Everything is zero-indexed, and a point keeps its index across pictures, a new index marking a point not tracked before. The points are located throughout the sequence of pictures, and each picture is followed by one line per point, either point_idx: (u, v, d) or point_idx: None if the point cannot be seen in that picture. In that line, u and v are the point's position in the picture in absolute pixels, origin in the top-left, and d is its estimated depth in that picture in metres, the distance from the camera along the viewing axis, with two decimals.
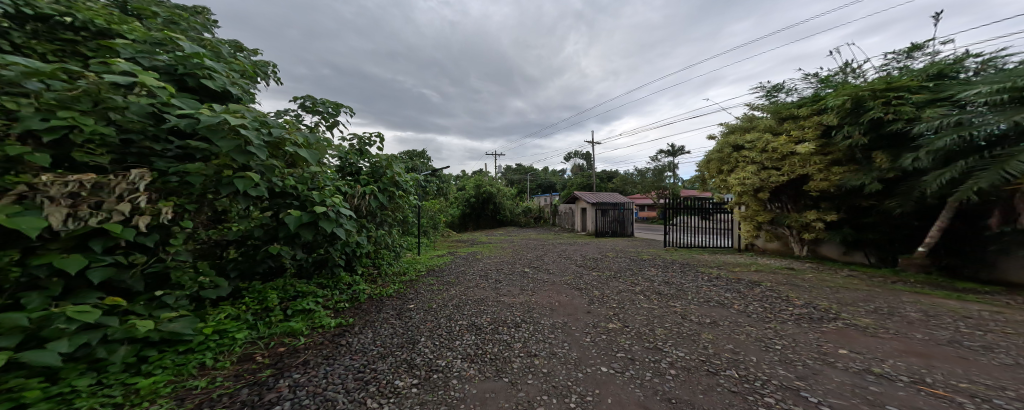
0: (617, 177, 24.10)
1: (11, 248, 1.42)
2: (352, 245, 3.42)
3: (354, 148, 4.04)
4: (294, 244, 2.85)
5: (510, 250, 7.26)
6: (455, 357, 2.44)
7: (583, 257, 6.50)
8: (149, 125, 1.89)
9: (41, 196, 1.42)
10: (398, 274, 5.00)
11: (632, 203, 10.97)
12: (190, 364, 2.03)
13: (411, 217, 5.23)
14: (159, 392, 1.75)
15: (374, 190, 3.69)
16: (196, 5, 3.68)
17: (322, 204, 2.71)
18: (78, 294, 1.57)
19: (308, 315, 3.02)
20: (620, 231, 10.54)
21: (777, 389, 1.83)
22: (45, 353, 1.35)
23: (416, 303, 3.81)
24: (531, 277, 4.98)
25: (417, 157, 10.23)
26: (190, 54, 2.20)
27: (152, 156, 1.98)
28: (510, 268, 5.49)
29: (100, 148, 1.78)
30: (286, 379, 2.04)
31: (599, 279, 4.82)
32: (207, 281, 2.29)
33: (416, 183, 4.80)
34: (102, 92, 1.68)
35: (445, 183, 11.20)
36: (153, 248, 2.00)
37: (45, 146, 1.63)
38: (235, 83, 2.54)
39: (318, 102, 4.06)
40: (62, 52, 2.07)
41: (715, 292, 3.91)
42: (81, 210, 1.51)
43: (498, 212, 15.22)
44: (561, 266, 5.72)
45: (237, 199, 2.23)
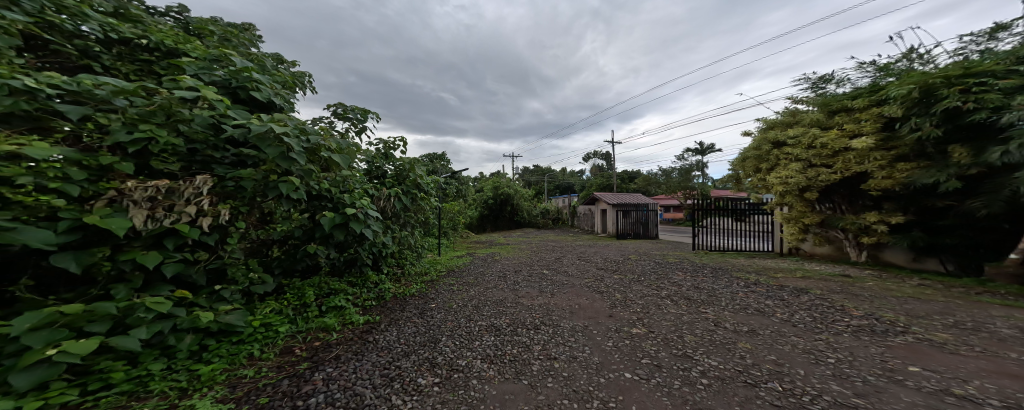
0: (639, 177, 23.42)
1: (102, 245, 1.61)
2: (378, 245, 3.56)
3: (380, 152, 4.20)
4: (328, 244, 3.01)
5: (528, 251, 7.25)
6: (475, 357, 2.47)
7: (606, 260, 6.33)
8: (211, 135, 2.08)
9: (127, 199, 1.60)
10: (421, 274, 5.11)
11: (655, 203, 10.58)
12: (241, 354, 2.20)
13: (432, 218, 5.36)
14: (216, 378, 1.91)
15: (399, 192, 3.83)
16: (244, 22, 4.00)
17: (352, 206, 2.85)
18: (154, 287, 1.77)
19: (340, 312, 3.17)
20: (643, 232, 10.19)
21: (830, 405, 1.70)
22: (128, 339, 1.53)
23: (437, 303, 3.90)
24: (550, 278, 4.94)
25: (438, 159, 10.47)
26: (241, 69, 2.41)
27: (213, 163, 2.19)
28: (528, 269, 5.47)
29: (172, 157, 2.00)
30: (320, 373, 2.15)
31: (620, 282, 4.70)
32: (256, 278, 2.47)
33: (437, 186, 4.92)
34: (173, 107, 1.89)
35: (463, 184, 11.37)
36: (214, 246, 2.21)
37: (131, 156, 1.88)
38: (279, 94, 2.74)
39: (348, 109, 4.27)
40: (140, 71, 2.34)
41: (754, 299, 3.69)
42: (156, 213, 1.69)
43: (515, 214, 15.28)
44: (580, 268, 5.62)
45: (281, 202, 2.39)
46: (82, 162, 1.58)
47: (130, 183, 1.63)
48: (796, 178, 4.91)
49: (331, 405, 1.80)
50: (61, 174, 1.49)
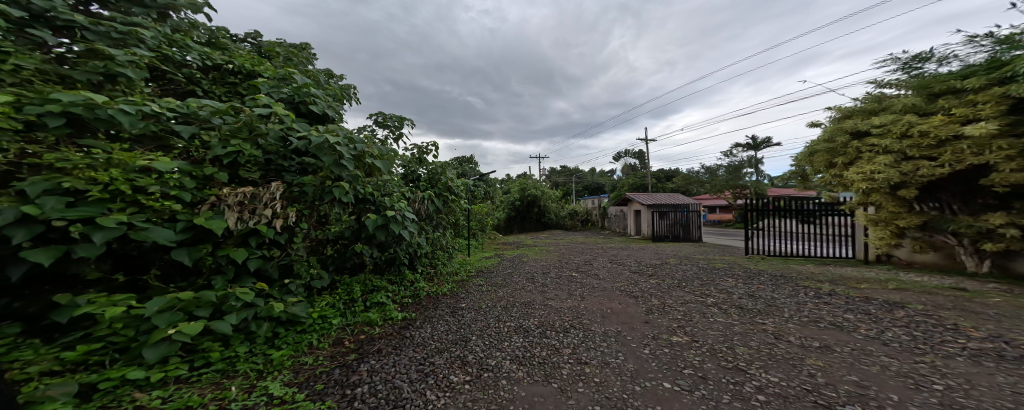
0: (679, 177, 22.10)
1: (206, 243, 1.96)
2: (414, 245, 3.74)
3: (415, 156, 4.41)
4: (373, 244, 3.23)
5: (556, 253, 7.16)
6: (504, 358, 2.49)
7: (640, 264, 6.03)
8: (281, 146, 2.39)
9: (223, 204, 1.93)
10: (453, 274, 5.25)
11: (699, 203, 9.87)
12: (303, 343, 2.46)
13: (461, 220, 5.50)
14: (284, 364, 2.16)
15: (431, 195, 3.99)
16: (303, 42, 4.48)
17: (392, 208, 3.03)
18: (241, 279, 2.12)
19: (382, 308, 3.37)
20: (683, 235, 9.57)
21: None
22: (222, 323, 1.85)
23: (467, 302, 3.99)
24: (579, 281, 4.83)
25: (467, 162, 10.69)
26: (302, 85, 2.72)
27: (283, 171, 2.51)
28: (556, 271, 5.40)
29: (254, 166, 2.34)
30: (365, 364, 2.31)
31: (657, 288, 4.47)
32: (316, 273, 2.75)
33: (467, 188, 5.06)
34: (254, 123, 2.21)
35: (491, 186, 11.55)
36: (285, 245, 2.51)
37: (224, 166, 2.23)
38: (333, 106, 3.04)
39: (388, 117, 4.56)
40: (227, 93, 2.76)
41: (830, 312, 3.28)
42: (241, 216, 1.99)
43: (543, 215, 15.21)
44: (611, 271, 5.44)
45: (335, 205, 2.63)
46: (192, 173, 1.92)
47: (225, 191, 1.95)
48: (886, 173, 4.01)
49: (373, 396, 1.92)
50: (179, 184, 1.81)
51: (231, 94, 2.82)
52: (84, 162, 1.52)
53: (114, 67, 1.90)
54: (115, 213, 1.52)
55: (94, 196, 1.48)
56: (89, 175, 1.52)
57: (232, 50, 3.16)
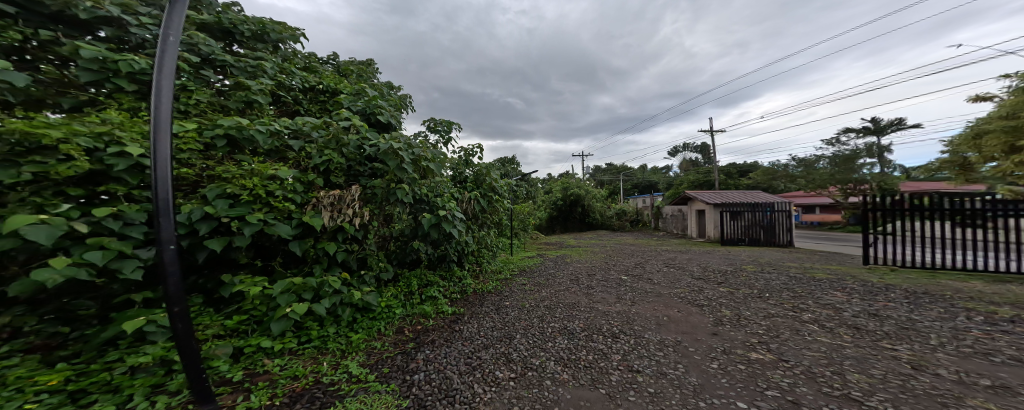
0: (757, 171, 19.32)
1: (308, 237, 2.35)
2: (462, 244, 3.90)
3: (462, 158, 4.54)
4: (427, 241, 3.44)
5: (602, 255, 6.81)
6: (549, 358, 2.37)
7: (703, 270, 5.40)
8: (358, 155, 2.76)
9: (319, 204, 2.31)
10: (497, 273, 5.33)
11: (791, 203, 8.28)
12: (374, 329, 2.77)
13: (504, 219, 5.56)
14: (362, 346, 2.49)
15: (477, 195, 4.10)
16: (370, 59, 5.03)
17: (443, 208, 3.22)
18: (331, 268, 2.50)
19: (435, 302, 3.58)
20: (766, 238, 8.28)
21: None
22: (319, 305, 2.21)
23: (511, 301, 4.02)
24: (629, 286, 4.49)
25: (509, 163, 10.73)
26: (371, 99, 3.17)
27: (359, 175, 2.86)
28: (603, 274, 5.12)
29: (340, 173, 2.73)
30: (422, 353, 2.50)
31: (723, 294, 3.95)
32: (383, 266, 3.07)
33: (510, 188, 5.10)
34: (339, 134, 2.58)
35: (533, 186, 11.48)
36: (362, 241, 2.84)
37: (320, 173, 2.65)
38: (395, 116, 3.41)
39: (438, 122, 4.82)
40: (317, 109, 3.26)
41: (1010, 340, 2.37)
42: (332, 214, 2.36)
43: (587, 215, 14.62)
44: (665, 276, 4.99)
45: (398, 205, 2.86)
46: (302, 179, 2.36)
47: (322, 194, 2.32)
48: None
49: (428, 384, 2.06)
50: (292, 190, 2.20)
51: (322, 110, 3.33)
52: (238, 173, 2.07)
53: (252, 95, 2.50)
54: (256, 212, 1.99)
55: (245, 198, 1.99)
56: (241, 182, 2.02)
57: (320, 72, 3.71)
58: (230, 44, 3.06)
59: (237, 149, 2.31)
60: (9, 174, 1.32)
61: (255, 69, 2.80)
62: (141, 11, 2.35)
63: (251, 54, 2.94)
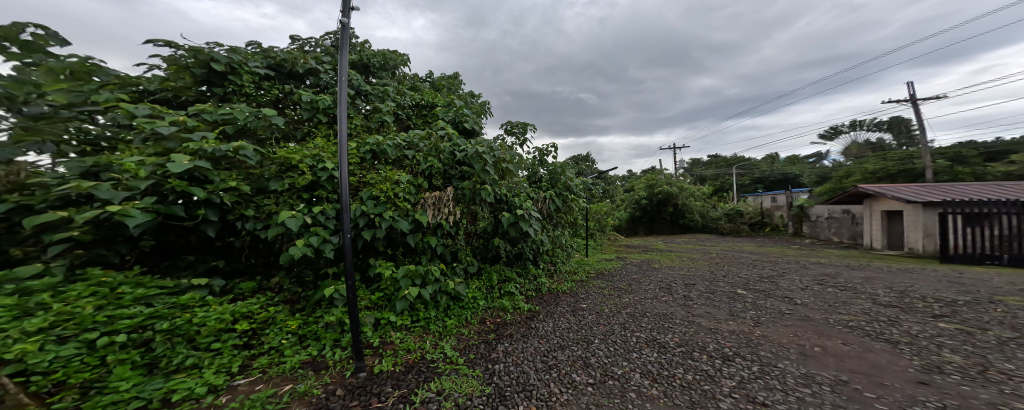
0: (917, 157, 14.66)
1: (417, 232, 2.78)
2: (538, 243, 3.86)
3: (536, 158, 4.49)
4: (505, 239, 3.53)
5: (698, 262, 6.04)
6: (633, 369, 2.17)
7: (890, 293, 3.68)
8: (450, 159, 3.03)
9: (423, 202, 2.68)
10: (571, 274, 5.15)
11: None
12: (462, 316, 2.96)
13: (580, 219, 5.38)
14: (453, 331, 2.70)
15: (552, 195, 4.01)
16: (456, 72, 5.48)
17: (521, 207, 3.25)
18: (428, 258, 2.91)
19: (512, 298, 3.64)
20: None
21: None
22: (426, 290, 2.59)
23: (588, 304, 3.84)
24: (731, 294, 3.91)
25: (583, 160, 10.39)
26: (459, 109, 3.71)
27: (452, 177, 3.13)
28: (697, 282, 4.56)
29: (438, 177, 3.03)
30: (501, 345, 2.56)
31: (864, 310, 3.13)
32: (469, 260, 3.28)
33: (585, 186, 4.90)
34: (437, 144, 2.96)
35: (611, 184, 10.99)
36: (455, 236, 3.12)
37: (422, 175, 2.98)
38: (475, 122, 3.87)
39: (514, 125, 4.91)
40: (416, 122, 3.81)
41: None
42: (435, 211, 2.71)
43: (680, 217, 13.20)
44: (780, 286, 4.18)
45: (483, 205, 3.08)
46: (415, 183, 2.80)
47: (427, 195, 2.68)
48: None
49: (507, 375, 2.08)
50: (406, 192, 2.65)
51: (423, 122, 3.87)
52: (377, 179, 2.63)
53: (381, 116, 3.33)
54: (388, 211, 2.55)
55: (381, 200, 2.57)
56: (380, 187, 2.58)
57: (418, 89, 4.22)
58: (366, 74, 4.05)
59: (377, 161, 2.88)
60: (281, 183, 2.06)
61: (382, 93, 3.70)
62: (325, 60, 3.30)
63: (378, 80, 3.87)
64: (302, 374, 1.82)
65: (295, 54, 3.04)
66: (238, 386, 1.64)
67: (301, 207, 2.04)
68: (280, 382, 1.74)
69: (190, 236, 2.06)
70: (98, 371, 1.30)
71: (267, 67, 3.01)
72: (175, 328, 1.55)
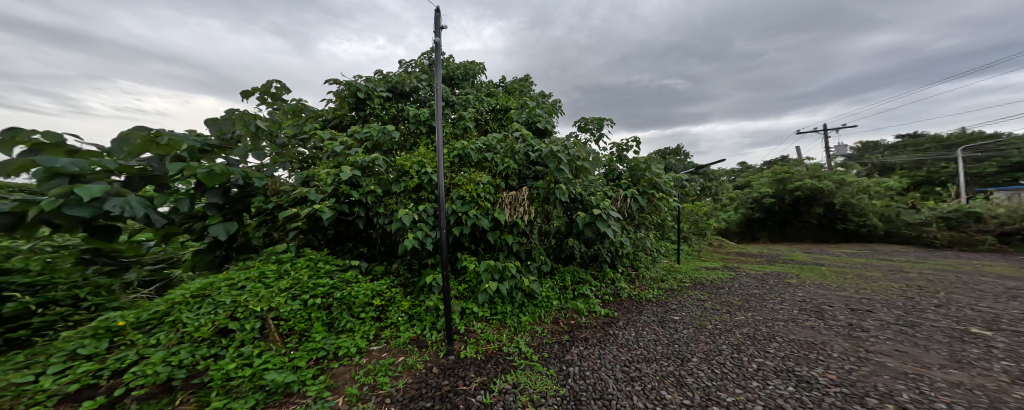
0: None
1: (495, 231, 2.88)
2: (617, 244, 3.60)
3: (614, 155, 4.15)
4: (581, 239, 3.37)
5: (840, 279, 4.79)
6: (750, 399, 1.79)
7: None
8: (524, 159, 3.07)
9: (502, 201, 2.80)
10: (658, 281, 4.63)
11: None
12: (535, 314, 2.89)
13: (670, 221, 4.84)
14: (530, 328, 2.69)
15: (634, 193, 3.64)
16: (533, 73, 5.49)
17: (597, 206, 3.01)
18: (504, 253, 3.00)
19: (587, 301, 3.39)
20: None
21: None
22: (503, 285, 2.64)
23: (683, 316, 3.36)
24: (886, 322, 3.01)
25: (670, 155, 9.38)
26: (532, 109, 3.70)
27: (528, 177, 3.15)
28: (836, 304, 3.63)
29: (515, 178, 3.08)
30: (574, 347, 2.43)
31: None
32: (543, 260, 3.23)
33: (678, 183, 4.31)
34: (512, 145, 3.04)
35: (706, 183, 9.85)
36: (530, 235, 3.12)
37: (500, 175, 3.06)
38: (547, 121, 3.80)
39: (589, 121, 4.66)
40: (489, 122, 4.00)
41: None
42: (511, 210, 2.80)
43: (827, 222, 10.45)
44: (970, 318, 3.06)
45: (559, 204, 3.01)
46: (494, 184, 2.89)
47: (504, 194, 2.80)
48: None
49: (582, 379, 1.96)
50: (486, 191, 2.81)
51: (498, 125, 4.04)
52: (461, 180, 2.83)
53: (465, 124, 3.65)
54: (470, 210, 2.74)
55: (465, 199, 2.77)
56: (466, 189, 2.79)
57: (495, 93, 4.35)
58: (451, 86, 4.39)
59: (463, 165, 3.09)
60: (399, 186, 2.72)
61: (465, 102, 4.03)
62: (422, 78, 4.10)
63: (461, 90, 4.19)
64: (411, 348, 2.15)
65: (404, 76, 3.93)
66: (373, 352, 2.08)
67: (411, 205, 2.67)
68: (397, 352, 2.11)
69: (350, 226, 2.92)
70: (305, 322, 1.99)
71: (387, 89, 3.95)
72: (342, 299, 2.21)
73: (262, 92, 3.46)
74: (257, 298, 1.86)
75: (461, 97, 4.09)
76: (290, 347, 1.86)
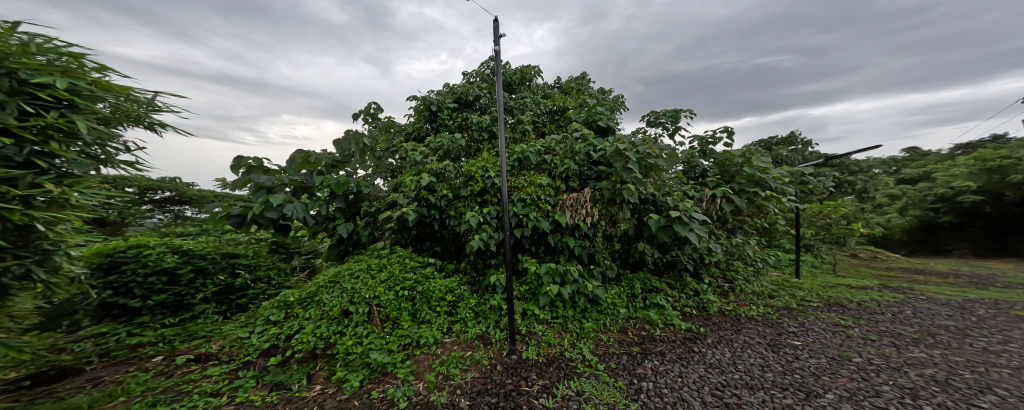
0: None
1: (556, 233, 3.07)
2: (701, 251, 3.36)
3: (697, 148, 3.69)
4: (652, 244, 3.32)
5: None
6: None
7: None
8: (585, 159, 3.19)
9: (562, 202, 2.96)
10: (765, 298, 3.87)
11: None
12: (600, 321, 2.93)
13: (782, 226, 4.13)
14: (592, 334, 2.76)
15: (727, 192, 3.01)
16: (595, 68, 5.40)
17: (676, 209, 2.87)
18: (563, 256, 3.15)
19: (662, 311, 3.20)
20: None
21: None
22: (564, 288, 2.80)
23: (808, 342, 2.77)
24: None
25: (779, 145, 7.79)
26: (593, 108, 3.80)
27: (588, 179, 3.26)
28: None
29: (574, 180, 3.20)
30: (649, 361, 2.43)
31: None
32: (608, 264, 3.25)
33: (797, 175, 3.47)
34: (572, 146, 3.18)
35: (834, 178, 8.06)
36: (592, 237, 3.17)
37: (560, 177, 3.23)
38: (608, 119, 3.88)
39: (660, 115, 4.37)
40: (544, 124, 4.19)
41: None
42: (573, 213, 2.93)
43: None
44: None
45: (624, 206, 3.00)
46: (554, 186, 3.07)
47: (565, 197, 2.94)
48: None
49: (658, 397, 2.00)
50: (546, 194, 3.01)
51: (557, 127, 4.16)
52: (523, 184, 3.08)
53: (523, 127, 3.88)
54: (530, 212, 2.98)
55: (525, 202, 3.02)
56: (527, 191, 3.04)
57: (552, 95, 4.47)
58: (510, 92, 4.65)
59: (522, 168, 3.33)
60: (465, 190, 3.11)
61: (522, 105, 4.25)
62: (484, 87, 4.48)
63: (517, 95, 4.41)
64: (477, 344, 2.47)
65: (466, 85, 4.32)
66: (446, 344, 2.44)
67: (477, 208, 3.04)
68: (466, 345, 2.46)
69: (427, 228, 3.38)
70: (398, 310, 2.52)
71: (455, 100, 4.41)
72: (426, 292, 2.69)
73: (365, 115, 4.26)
74: (366, 288, 2.53)
75: (517, 101, 4.33)
76: (387, 331, 2.42)
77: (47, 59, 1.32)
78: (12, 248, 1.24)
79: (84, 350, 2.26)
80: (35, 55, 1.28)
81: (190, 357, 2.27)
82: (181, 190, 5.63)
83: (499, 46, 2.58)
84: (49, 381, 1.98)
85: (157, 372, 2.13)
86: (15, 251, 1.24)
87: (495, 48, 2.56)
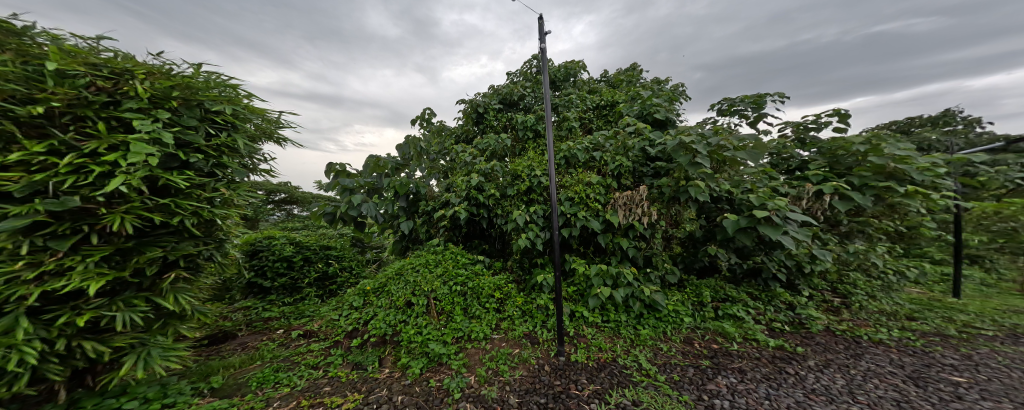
0: None
1: (607, 233, 2.91)
2: (797, 256, 2.84)
3: (796, 136, 3.11)
4: (727, 247, 2.93)
5: None
6: None
7: None
8: (638, 156, 2.97)
9: (614, 201, 2.79)
10: (902, 319, 2.99)
11: None
12: (659, 329, 2.70)
13: (926, 230, 3.20)
14: (648, 341, 2.55)
15: (840, 187, 2.46)
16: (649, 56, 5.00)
17: (763, 208, 2.44)
18: (614, 257, 3.00)
19: (738, 323, 2.79)
20: None
21: None
22: (617, 292, 2.64)
23: (976, 378, 2.10)
24: None
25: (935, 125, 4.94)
26: (648, 99, 3.49)
27: (647, 177, 3.04)
28: None
29: (627, 178, 3.01)
30: (726, 377, 2.16)
31: None
32: (668, 268, 2.99)
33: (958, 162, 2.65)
34: (626, 141, 2.96)
35: None
36: (648, 238, 2.95)
37: (612, 175, 3.05)
38: (669, 110, 3.53)
39: (736, 102, 3.84)
40: (590, 120, 4.02)
41: None
42: (626, 212, 2.75)
43: None
44: None
45: (691, 205, 2.71)
46: (607, 185, 2.93)
47: (617, 195, 2.77)
48: None
49: None
50: (596, 192, 2.89)
51: (606, 122, 3.95)
52: (571, 183, 3.00)
53: (570, 123, 3.77)
54: (580, 211, 2.89)
55: (574, 202, 2.93)
56: (574, 190, 2.96)
57: (600, 89, 4.27)
58: (553, 89, 4.58)
59: (570, 166, 3.24)
60: (512, 190, 3.15)
61: (568, 102, 4.12)
62: (529, 86, 4.47)
63: (563, 92, 4.31)
64: (524, 342, 2.49)
65: (513, 86, 4.37)
66: (495, 340, 2.50)
67: (524, 207, 3.06)
68: (516, 344, 2.48)
69: (476, 227, 3.53)
70: (455, 304, 2.67)
71: (500, 102, 4.49)
72: (477, 288, 2.80)
73: (422, 120, 4.60)
74: (426, 283, 2.73)
75: (563, 98, 4.22)
76: (445, 323, 2.57)
77: (219, 91, 1.67)
78: (203, 236, 1.63)
79: (238, 319, 2.93)
80: (213, 88, 1.63)
81: (300, 333, 2.73)
82: (291, 192, 6.82)
83: (544, 44, 2.55)
84: (218, 341, 2.59)
85: (280, 341, 2.63)
86: (204, 238, 1.64)
87: (540, 47, 2.55)
